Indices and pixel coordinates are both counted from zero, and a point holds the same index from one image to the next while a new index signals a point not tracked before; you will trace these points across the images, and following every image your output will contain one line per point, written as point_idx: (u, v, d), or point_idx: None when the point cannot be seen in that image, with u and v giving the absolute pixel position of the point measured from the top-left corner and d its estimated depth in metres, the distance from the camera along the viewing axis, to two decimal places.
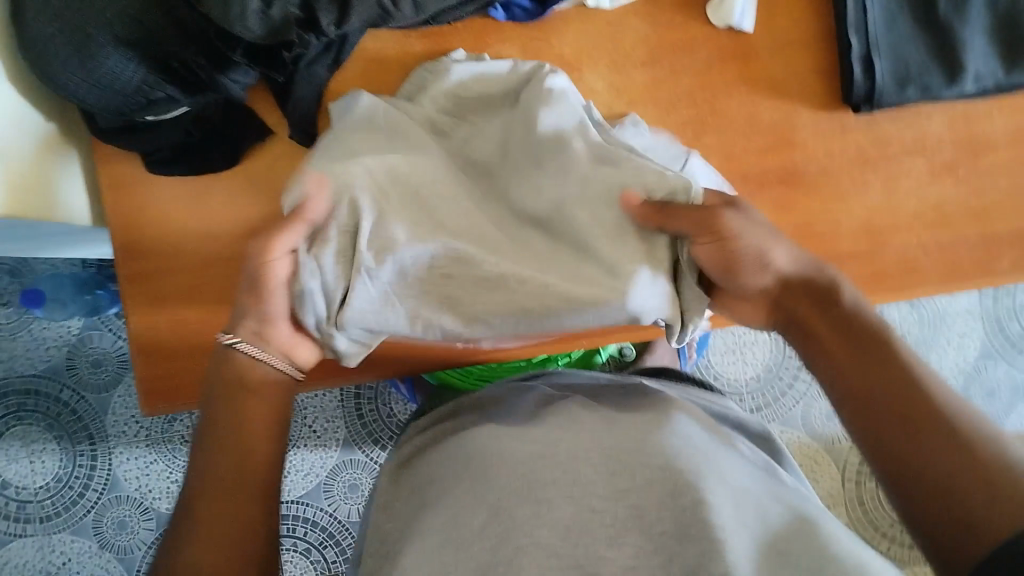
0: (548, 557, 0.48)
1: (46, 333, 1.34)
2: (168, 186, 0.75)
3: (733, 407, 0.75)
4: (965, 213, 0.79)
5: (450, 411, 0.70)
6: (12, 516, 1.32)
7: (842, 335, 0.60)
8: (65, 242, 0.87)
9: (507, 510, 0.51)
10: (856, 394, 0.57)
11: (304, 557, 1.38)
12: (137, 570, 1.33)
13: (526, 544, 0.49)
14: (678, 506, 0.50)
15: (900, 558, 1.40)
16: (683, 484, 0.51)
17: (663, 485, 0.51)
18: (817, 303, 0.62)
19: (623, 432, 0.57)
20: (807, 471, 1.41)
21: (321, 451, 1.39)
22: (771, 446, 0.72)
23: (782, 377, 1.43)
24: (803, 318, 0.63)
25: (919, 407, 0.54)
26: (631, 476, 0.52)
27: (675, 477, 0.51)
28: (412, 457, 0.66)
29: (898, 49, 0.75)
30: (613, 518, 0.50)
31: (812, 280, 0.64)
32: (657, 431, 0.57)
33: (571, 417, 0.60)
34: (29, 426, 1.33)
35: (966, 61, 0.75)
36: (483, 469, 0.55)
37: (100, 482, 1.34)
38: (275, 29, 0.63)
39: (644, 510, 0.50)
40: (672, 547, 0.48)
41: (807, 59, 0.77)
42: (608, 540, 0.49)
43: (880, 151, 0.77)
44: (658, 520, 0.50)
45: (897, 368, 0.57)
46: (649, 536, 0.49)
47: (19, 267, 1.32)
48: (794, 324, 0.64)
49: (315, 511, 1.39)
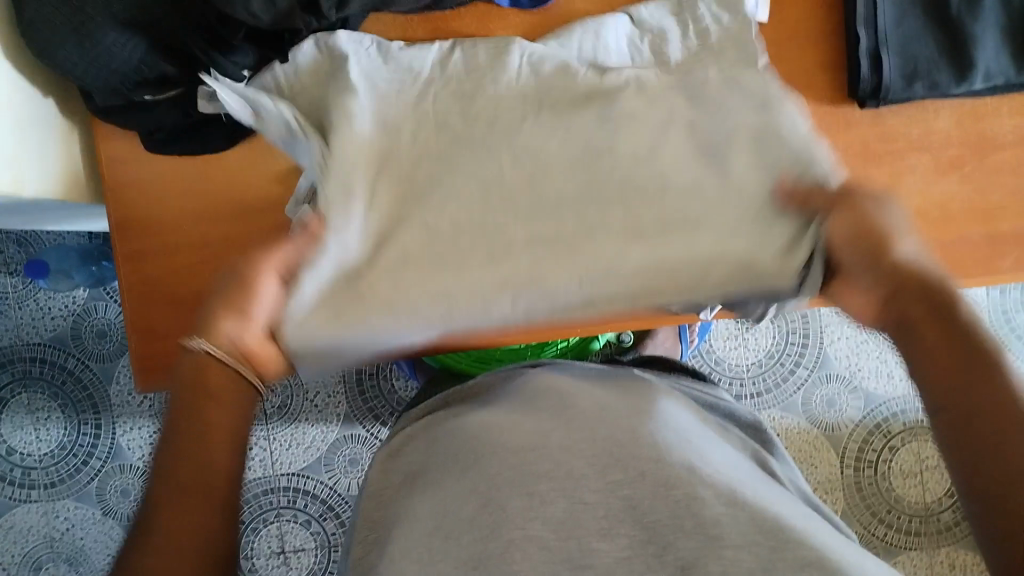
0: (538, 551, 0.48)
1: (52, 303, 1.34)
2: (168, 165, 0.74)
3: (726, 397, 0.75)
4: (972, 211, 0.78)
5: (442, 403, 0.71)
6: (17, 482, 1.34)
7: (943, 335, 0.55)
8: (68, 219, 0.87)
9: (497, 502, 0.51)
10: (937, 392, 0.54)
11: (304, 529, 1.39)
12: None
13: (517, 538, 0.49)
14: (673, 503, 0.49)
15: (897, 545, 1.41)
16: (676, 479, 0.51)
17: (655, 477, 0.51)
18: (932, 307, 0.56)
19: (612, 420, 0.57)
20: (805, 457, 1.41)
21: (322, 425, 1.40)
22: (763, 438, 0.72)
23: (784, 363, 1.42)
24: (917, 320, 0.57)
25: (994, 414, 0.51)
26: (623, 467, 0.52)
27: (668, 471, 0.51)
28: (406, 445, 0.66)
29: (908, 43, 0.74)
30: (606, 510, 0.50)
31: (929, 279, 0.58)
32: (646, 423, 0.57)
33: (559, 405, 0.60)
34: (34, 393, 1.35)
35: (978, 58, 0.73)
36: (474, 460, 0.55)
37: (104, 450, 1.35)
38: (280, 16, 0.63)
39: (638, 502, 0.50)
40: (663, 537, 0.48)
41: (813, 53, 0.76)
42: (600, 532, 0.49)
43: (886, 146, 0.77)
44: (651, 509, 0.50)
45: (985, 368, 0.53)
46: (643, 526, 0.49)
47: (27, 237, 1.32)
48: (907, 325, 0.57)
49: (316, 484, 1.40)
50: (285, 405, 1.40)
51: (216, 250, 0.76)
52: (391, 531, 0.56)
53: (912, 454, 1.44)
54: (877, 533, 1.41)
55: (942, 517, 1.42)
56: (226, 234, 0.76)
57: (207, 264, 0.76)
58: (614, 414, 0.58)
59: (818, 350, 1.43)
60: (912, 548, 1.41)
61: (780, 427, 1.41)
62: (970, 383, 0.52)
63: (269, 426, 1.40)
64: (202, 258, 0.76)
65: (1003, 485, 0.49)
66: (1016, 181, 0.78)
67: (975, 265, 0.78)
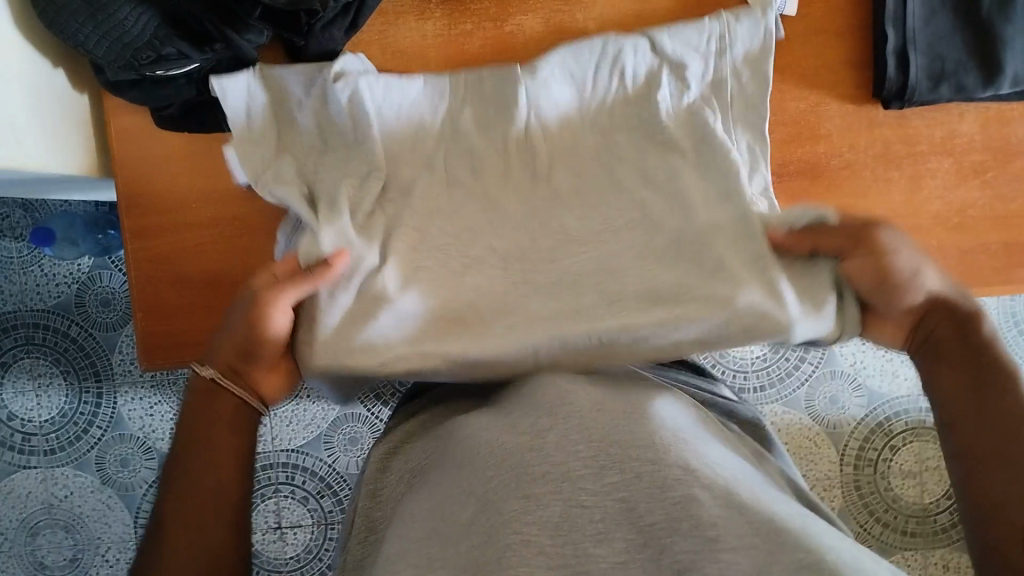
0: (536, 554, 0.47)
1: (56, 269, 1.34)
2: (177, 140, 0.73)
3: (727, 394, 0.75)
4: (989, 218, 0.76)
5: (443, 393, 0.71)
6: (16, 447, 1.34)
7: (968, 359, 0.60)
8: (75, 189, 0.86)
9: (496, 504, 0.51)
10: (952, 399, 0.60)
11: (301, 506, 1.39)
12: (137, 507, 1.36)
13: (515, 541, 0.48)
14: (669, 504, 0.48)
15: (893, 545, 1.40)
16: (674, 481, 0.50)
17: (653, 480, 0.50)
18: (955, 327, 0.62)
19: (614, 416, 0.56)
20: (805, 453, 1.41)
21: (323, 403, 1.40)
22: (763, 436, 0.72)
23: (789, 358, 1.42)
24: (936, 339, 0.63)
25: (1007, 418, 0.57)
26: (620, 470, 0.51)
27: (665, 472, 0.50)
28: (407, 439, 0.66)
29: (935, 44, 0.72)
30: (602, 514, 0.49)
31: (954, 305, 0.63)
32: (648, 423, 0.56)
33: (558, 394, 0.60)
34: (36, 359, 1.34)
35: (1006, 61, 0.72)
36: (476, 455, 0.55)
37: (104, 419, 1.35)
38: None
39: (635, 505, 0.49)
40: (661, 539, 0.47)
41: (838, 49, 0.74)
42: (597, 536, 0.48)
43: (906, 149, 0.75)
44: (648, 512, 0.49)
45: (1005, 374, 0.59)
46: (640, 529, 0.48)
47: (33, 202, 1.31)
48: (926, 345, 0.64)
49: (314, 461, 1.40)
50: None
51: (223, 228, 0.75)
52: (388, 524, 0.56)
53: (913, 455, 1.43)
54: (874, 533, 1.40)
55: (940, 519, 1.42)
56: (234, 213, 0.75)
57: (214, 243, 0.75)
58: (618, 410, 0.57)
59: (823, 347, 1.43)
60: (909, 548, 1.40)
61: (781, 422, 1.41)
62: (983, 398, 0.58)
63: None
64: (209, 236, 0.75)
65: (996, 498, 0.55)
66: None
67: (987, 271, 0.77)
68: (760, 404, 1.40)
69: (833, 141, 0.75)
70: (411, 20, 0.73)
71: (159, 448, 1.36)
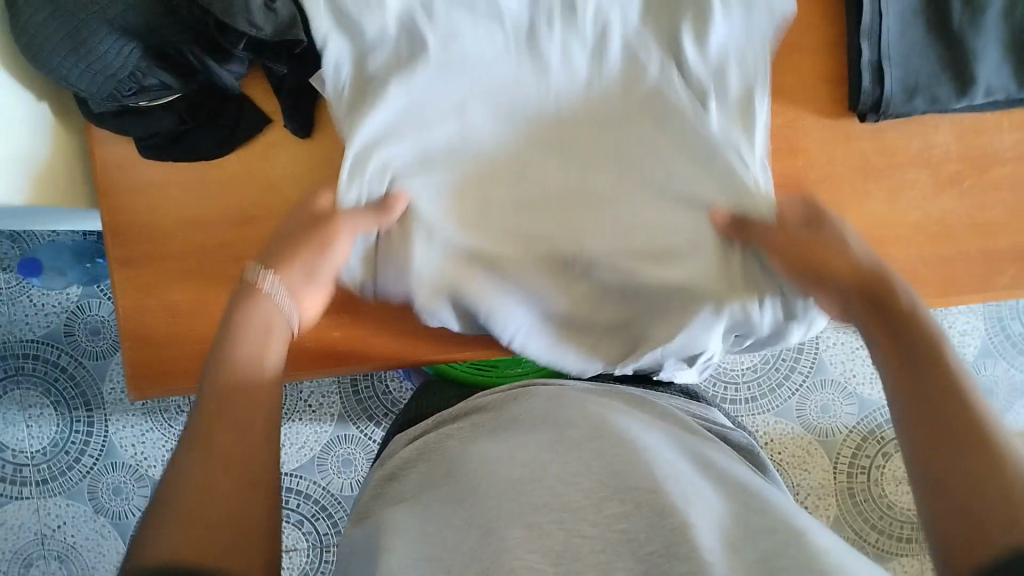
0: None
1: (45, 299, 1.34)
2: (161, 169, 0.74)
3: (720, 419, 0.75)
4: (969, 226, 0.77)
5: (435, 424, 0.73)
6: (8, 478, 1.33)
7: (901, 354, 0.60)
8: (61, 220, 0.86)
9: (496, 532, 0.50)
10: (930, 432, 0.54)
11: (296, 529, 1.39)
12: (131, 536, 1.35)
13: (517, 565, 0.47)
14: (668, 528, 0.49)
15: (888, 552, 1.41)
16: (674, 508, 0.50)
17: (651, 507, 0.50)
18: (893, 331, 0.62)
19: (611, 452, 0.57)
20: (798, 462, 1.41)
21: (316, 426, 1.40)
22: (757, 462, 0.72)
23: (779, 368, 1.42)
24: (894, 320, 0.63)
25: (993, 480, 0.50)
26: (622, 500, 0.52)
27: (663, 500, 0.51)
28: (401, 467, 0.68)
29: (909, 58, 0.73)
30: (604, 543, 0.49)
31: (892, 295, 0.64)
32: (643, 455, 0.56)
33: (551, 436, 0.60)
34: (26, 389, 1.34)
35: (978, 73, 0.73)
36: (476, 492, 0.55)
37: (95, 448, 1.35)
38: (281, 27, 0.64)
39: (636, 535, 0.49)
40: (660, 564, 0.47)
41: (812, 64, 0.75)
42: (599, 565, 0.48)
43: (884, 161, 0.76)
44: (647, 540, 0.49)
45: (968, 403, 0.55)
46: (641, 558, 0.48)
47: (20, 233, 1.31)
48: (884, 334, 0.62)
49: (308, 484, 1.40)
50: (278, 405, 1.41)
51: (210, 258, 0.75)
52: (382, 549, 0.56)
53: None
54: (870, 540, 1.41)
55: None
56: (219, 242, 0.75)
57: (202, 272, 0.75)
58: (613, 446, 0.57)
59: (812, 356, 1.44)
60: (905, 554, 1.41)
61: (774, 432, 1.41)
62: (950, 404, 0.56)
63: None
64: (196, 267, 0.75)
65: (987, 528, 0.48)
66: (1013, 196, 0.78)
67: (969, 279, 0.78)
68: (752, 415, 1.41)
69: (811, 155, 0.76)
70: None
71: (152, 475, 1.36)
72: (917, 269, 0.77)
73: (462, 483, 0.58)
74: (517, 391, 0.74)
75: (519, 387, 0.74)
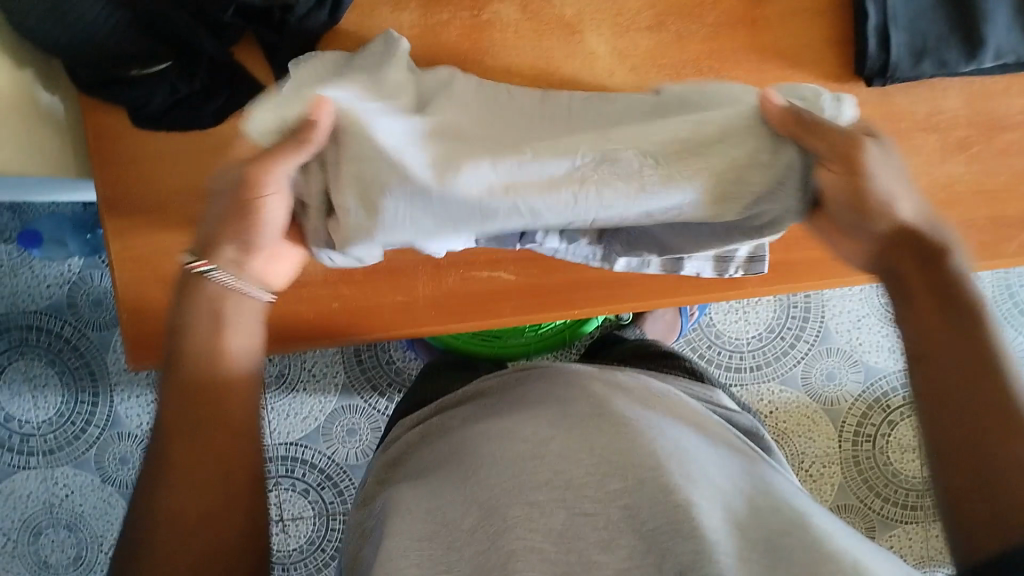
0: (541, 561, 0.47)
1: (47, 270, 1.33)
2: (155, 140, 0.73)
3: (724, 400, 0.74)
4: (976, 193, 0.76)
5: (434, 405, 0.72)
6: (16, 449, 1.34)
7: (934, 296, 0.61)
8: (55, 192, 0.85)
9: (500, 510, 0.51)
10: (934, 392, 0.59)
11: (302, 498, 1.40)
12: None
13: (518, 547, 0.48)
14: (669, 505, 0.49)
15: (893, 520, 1.41)
16: (676, 486, 0.50)
17: (653, 483, 0.50)
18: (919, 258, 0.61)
19: (611, 428, 0.55)
20: (803, 431, 1.41)
21: (321, 396, 1.40)
22: (757, 440, 0.71)
23: (784, 337, 1.41)
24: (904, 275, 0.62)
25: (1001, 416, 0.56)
26: (622, 476, 0.51)
27: (666, 478, 0.50)
28: (406, 452, 0.67)
29: (917, 20, 0.70)
30: (607, 522, 0.49)
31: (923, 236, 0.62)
32: (643, 430, 0.55)
33: (539, 415, 0.59)
34: (31, 361, 1.34)
35: (988, 36, 0.71)
36: (477, 468, 0.55)
37: (101, 419, 1.35)
38: None
39: (638, 511, 0.49)
40: (664, 543, 0.48)
41: (818, 27, 0.74)
42: (602, 545, 0.49)
43: (892, 126, 0.74)
44: (649, 517, 0.49)
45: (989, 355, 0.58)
46: (643, 536, 0.48)
47: (21, 204, 1.31)
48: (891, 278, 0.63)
49: (314, 453, 1.40)
50: (283, 375, 1.40)
51: None
52: (382, 523, 0.56)
53: (911, 429, 1.43)
54: (875, 508, 1.41)
55: None
56: None
57: None
58: (611, 425, 0.56)
59: (818, 325, 1.42)
60: (909, 522, 1.41)
61: (779, 400, 1.41)
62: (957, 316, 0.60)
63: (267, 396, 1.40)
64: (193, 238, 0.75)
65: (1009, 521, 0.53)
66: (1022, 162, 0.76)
67: (976, 246, 0.77)
68: (757, 384, 1.40)
69: None
70: (385, 10, 0.72)
71: None
72: None
73: (460, 456, 0.58)
74: (518, 368, 0.73)
75: (521, 366, 0.73)
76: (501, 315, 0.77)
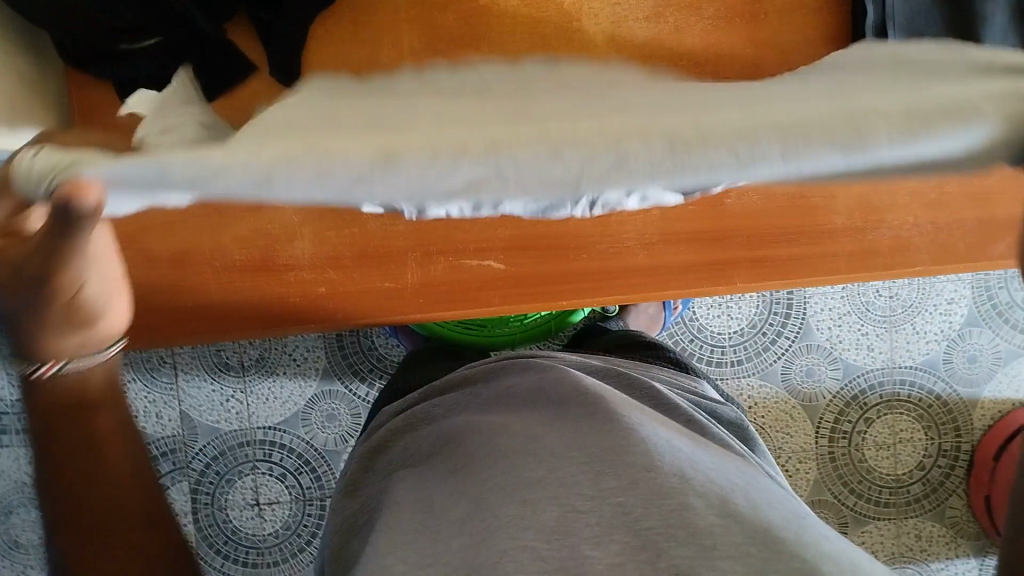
0: (534, 560, 0.46)
1: None
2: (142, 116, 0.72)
3: (710, 392, 0.74)
4: (969, 196, 0.75)
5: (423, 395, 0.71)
6: None
7: None
8: None
9: (490, 508, 0.50)
10: None
11: (279, 483, 1.39)
12: None
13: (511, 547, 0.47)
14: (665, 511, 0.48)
15: (865, 516, 1.43)
16: (671, 488, 0.49)
17: (648, 487, 0.49)
18: None
19: (602, 424, 0.55)
20: (781, 427, 1.42)
21: (300, 380, 1.39)
22: (744, 434, 0.71)
23: (766, 333, 1.41)
24: None
25: None
26: (617, 475, 0.51)
27: (661, 479, 0.50)
28: (391, 438, 0.66)
29: (914, 18, 0.70)
30: (599, 519, 0.48)
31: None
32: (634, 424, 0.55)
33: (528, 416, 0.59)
34: None
35: (984, 35, 0.70)
36: (469, 465, 0.54)
37: None
38: None
39: (632, 511, 0.48)
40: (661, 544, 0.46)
41: (815, 23, 0.73)
42: (593, 540, 0.47)
43: None
44: (644, 517, 0.48)
45: None
46: (636, 533, 0.47)
47: None
48: None
49: (292, 438, 1.39)
50: (262, 357, 1.39)
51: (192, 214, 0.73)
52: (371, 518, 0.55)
53: (886, 427, 1.45)
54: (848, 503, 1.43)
55: (912, 490, 1.45)
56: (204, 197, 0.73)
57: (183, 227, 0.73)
58: (602, 420, 0.56)
59: (800, 321, 1.42)
60: (881, 518, 1.43)
61: (758, 396, 1.41)
62: None
63: (246, 379, 1.38)
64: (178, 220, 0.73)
65: None
66: None
67: (966, 245, 0.76)
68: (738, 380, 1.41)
69: None
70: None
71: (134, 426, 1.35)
72: (913, 236, 0.76)
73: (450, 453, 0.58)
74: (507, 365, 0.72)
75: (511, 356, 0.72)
76: (489, 305, 0.75)
